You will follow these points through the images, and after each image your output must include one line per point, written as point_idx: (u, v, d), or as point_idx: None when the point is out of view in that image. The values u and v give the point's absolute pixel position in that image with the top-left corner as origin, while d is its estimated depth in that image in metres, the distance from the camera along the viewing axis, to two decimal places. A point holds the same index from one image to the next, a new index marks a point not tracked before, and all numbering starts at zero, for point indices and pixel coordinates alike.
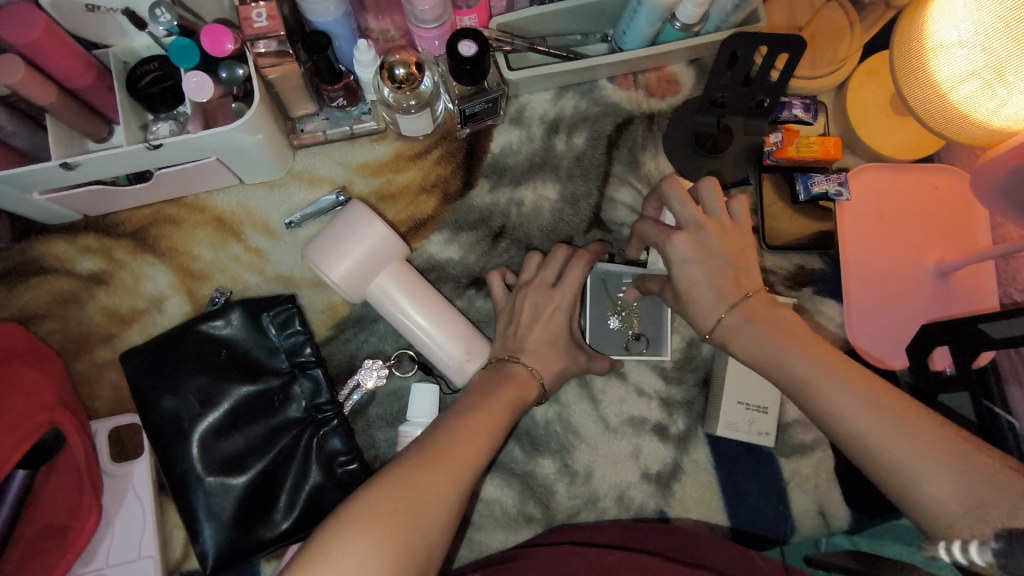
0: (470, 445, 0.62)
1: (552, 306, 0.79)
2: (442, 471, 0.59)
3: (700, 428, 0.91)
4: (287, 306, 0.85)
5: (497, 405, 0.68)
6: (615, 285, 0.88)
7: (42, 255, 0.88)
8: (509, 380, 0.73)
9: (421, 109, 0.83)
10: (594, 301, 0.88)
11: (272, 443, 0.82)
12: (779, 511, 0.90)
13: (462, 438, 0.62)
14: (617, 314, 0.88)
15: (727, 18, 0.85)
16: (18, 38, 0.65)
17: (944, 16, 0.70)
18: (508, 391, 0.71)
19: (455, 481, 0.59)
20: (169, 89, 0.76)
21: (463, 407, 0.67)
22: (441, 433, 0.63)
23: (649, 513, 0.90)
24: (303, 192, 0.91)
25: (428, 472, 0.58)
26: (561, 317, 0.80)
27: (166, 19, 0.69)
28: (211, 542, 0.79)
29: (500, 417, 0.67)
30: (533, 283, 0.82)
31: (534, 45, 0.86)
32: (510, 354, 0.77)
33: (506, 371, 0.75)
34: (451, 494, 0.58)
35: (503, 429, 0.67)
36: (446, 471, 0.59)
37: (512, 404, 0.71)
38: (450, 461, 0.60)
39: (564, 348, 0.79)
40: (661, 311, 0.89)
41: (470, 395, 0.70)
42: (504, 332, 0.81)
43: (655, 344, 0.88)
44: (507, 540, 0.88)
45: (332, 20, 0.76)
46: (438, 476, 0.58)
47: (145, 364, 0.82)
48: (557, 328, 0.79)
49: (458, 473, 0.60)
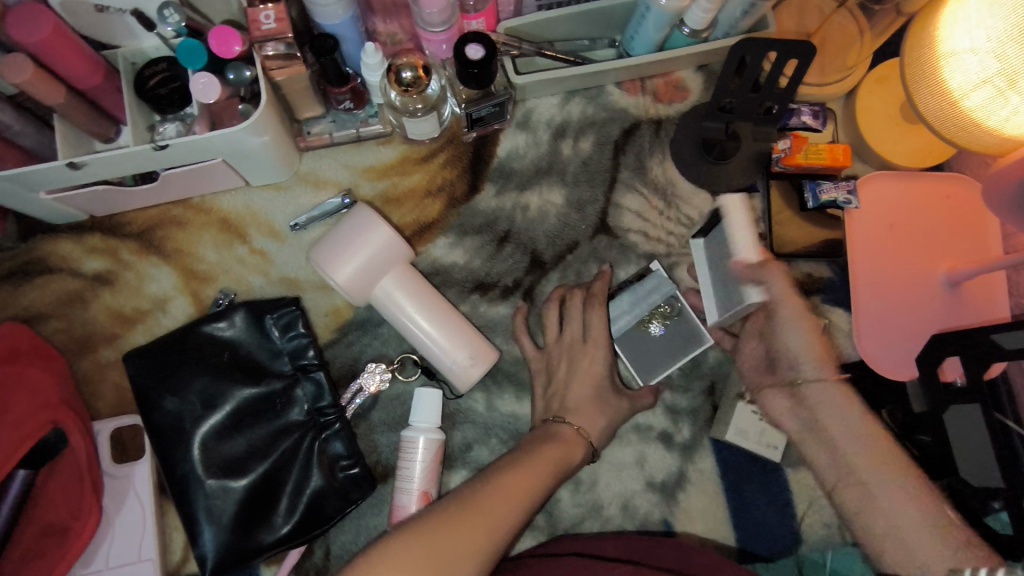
0: (529, 478, 0.68)
1: (585, 360, 0.82)
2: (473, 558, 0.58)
3: (705, 437, 0.90)
4: (291, 309, 0.84)
5: (559, 448, 0.74)
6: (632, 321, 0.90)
7: (47, 255, 0.88)
8: (557, 439, 0.75)
9: (427, 113, 0.83)
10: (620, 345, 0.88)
11: (274, 446, 0.82)
12: (787, 523, 0.89)
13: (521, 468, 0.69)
14: (644, 333, 0.88)
15: (735, 24, 0.85)
16: (28, 38, 0.66)
17: (956, 24, 0.70)
18: (554, 448, 0.74)
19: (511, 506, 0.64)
20: (176, 90, 0.76)
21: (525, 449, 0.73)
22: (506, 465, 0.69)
23: (653, 523, 0.89)
24: (309, 195, 0.91)
25: (473, 518, 0.61)
26: (592, 361, 0.82)
27: (174, 19, 0.70)
28: (211, 545, 0.78)
29: (556, 461, 0.73)
30: (563, 341, 0.84)
31: (542, 49, 0.86)
32: (555, 415, 0.79)
33: (553, 432, 0.77)
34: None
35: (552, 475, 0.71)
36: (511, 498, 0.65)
37: (557, 449, 0.74)
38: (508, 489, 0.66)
39: (604, 391, 0.81)
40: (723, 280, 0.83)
41: (532, 438, 0.76)
42: (544, 394, 0.83)
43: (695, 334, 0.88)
44: (510, 548, 0.87)
45: (340, 23, 0.76)
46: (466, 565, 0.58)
47: (148, 364, 0.81)
48: (595, 382, 0.81)
49: (496, 524, 0.62)
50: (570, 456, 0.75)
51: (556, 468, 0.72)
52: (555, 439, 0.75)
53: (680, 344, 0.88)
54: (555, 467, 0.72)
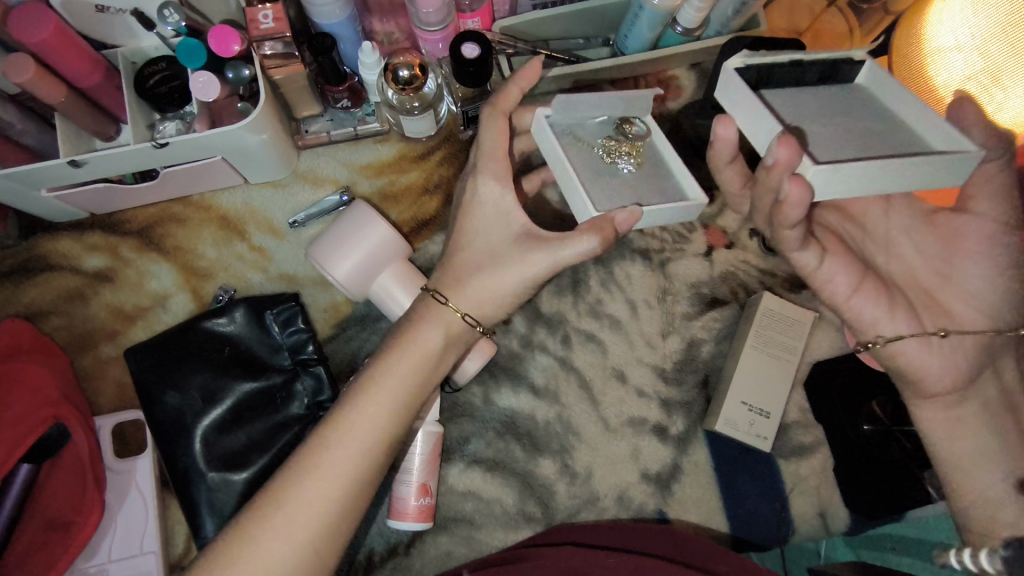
0: (385, 380, 0.67)
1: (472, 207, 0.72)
2: (302, 510, 0.61)
3: (699, 429, 0.91)
4: (291, 304, 0.86)
5: (426, 331, 0.70)
6: (588, 136, 0.73)
7: (48, 252, 0.88)
8: (417, 321, 0.71)
9: (424, 110, 0.84)
10: (560, 152, 0.70)
11: (274, 439, 0.83)
12: (779, 513, 0.91)
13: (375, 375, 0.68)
14: (608, 169, 0.72)
15: (727, 22, 0.87)
16: (29, 38, 0.67)
17: (941, 21, 0.72)
18: (412, 332, 0.70)
19: (364, 425, 0.65)
20: (176, 89, 0.77)
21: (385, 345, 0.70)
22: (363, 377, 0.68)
23: (648, 514, 0.90)
24: (307, 192, 0.92)
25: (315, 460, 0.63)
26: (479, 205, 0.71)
27: (175, 18, 0.71)
28: (212, 538, 0.79)
29: (427, 341, 0.70)
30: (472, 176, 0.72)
31: (537, 48, 0.88)
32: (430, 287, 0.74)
33: (415, 312, 0.72)
34: (309, 541, 0.61)
35: (422, 361, 0.69)
36: (365, 420, 0.65)
37: (419, 334, 0.70)
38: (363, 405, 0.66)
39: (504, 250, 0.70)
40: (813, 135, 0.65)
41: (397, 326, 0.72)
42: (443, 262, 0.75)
43: (674, 189, 0.72)
44: (507, 539, 0.88)
45: (338, 22, 0.78)
46: (300, 518, 0.61)
47: (149, 360, 0.82)
48: (487, 228, 0.71)
49: (349, 451, 0.64)
50: (444, 328, 0.71)
51: (426, 353, 0.70)
52: (424, 319, 0.71)
53: (653, 189, 0.71)
54: (416, 351, 0.69)
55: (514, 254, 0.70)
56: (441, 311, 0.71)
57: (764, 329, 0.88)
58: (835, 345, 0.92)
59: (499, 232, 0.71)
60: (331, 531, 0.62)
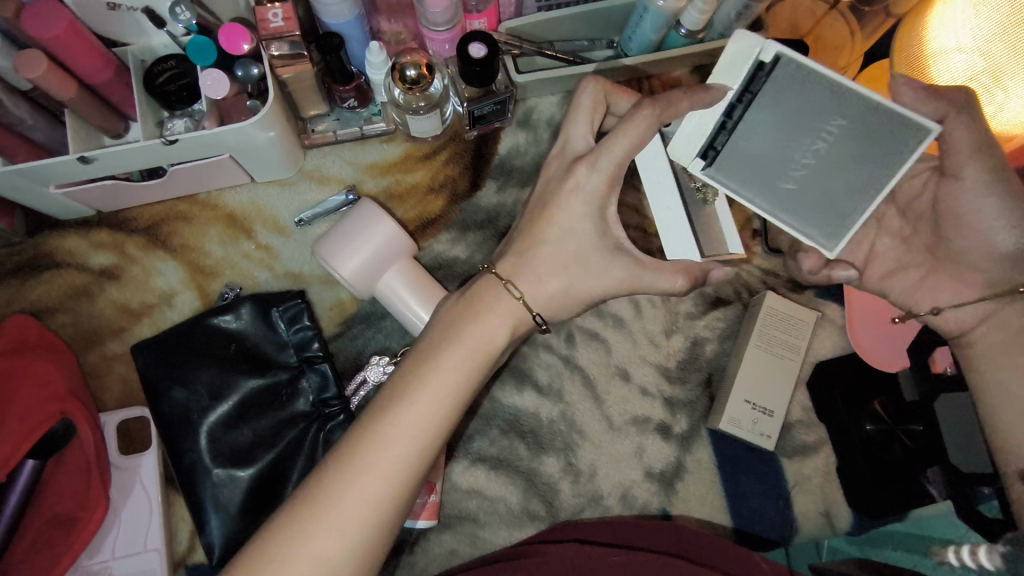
0: (448, 376, 0.64)
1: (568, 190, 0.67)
2: (354, 510, 0.58)
3: (702, 428, 0.92)
4: (297, 302, 0.86)
5: (490, 327, 0.67)
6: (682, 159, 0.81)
7: (55, 250, 0.89)
8: (484, 312, 0.67)
9: (429, 110, 0.85)
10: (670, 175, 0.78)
11: (280, 435, 0.83)
12: (783, 512, 0.92)
13: (440, 369, 0.64)
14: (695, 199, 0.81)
15: (730, 25, 0.87)
16: (43, 33, 0.67)
17: (943, 24, 0.73)
18: (478, 326, 0.67)
19: (425, 422, 0.62)
20: (185, 86, 0.78)
21: (448, 333, 0.66)
22: (426, 368, 0.64)
23: (652, 512, 0.90)
24: (313, 191, 0.92)
25: (375, 460, 0.60)
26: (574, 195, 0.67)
27: (186, 16, 0.71)
28: (218, 533, 0.80)
29: (493, 339, 0.67)
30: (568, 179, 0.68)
31: (543, 49, 0.88)
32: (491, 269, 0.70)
33: (478, 300, 0.68)
34: (356, 542, 0.58)
35: (486, 359, 0.66)
36: (427, 418, 0.62)
37: (483, 329, 0.67)
38: (425, 401, 0.62)
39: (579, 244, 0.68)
40: (792, 190, 0.69)
41: (453, 312, 0.68)
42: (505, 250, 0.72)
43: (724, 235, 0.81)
44: (511, 537, 0.88)
45: (346, 21, 0.78)
46: (347, 522, 0.58)
47: (156, 355, 0.83)
48: (573, 220, 0.68)
49: (406, 450, 0.61)
50: (511, 328, 0.68)
51: (488, 350, 0.66)
52: (490, 312, 0.67)
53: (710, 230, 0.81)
54: (479, 346, 0.66)
55: (606, 266, 0.69)
56: (509, 304, 0.68)
57: (766, 328, 0.88)
58: (838, 345, 0.93)
59: (597, 237, 0.68)
60: (385, 534, 0.60)
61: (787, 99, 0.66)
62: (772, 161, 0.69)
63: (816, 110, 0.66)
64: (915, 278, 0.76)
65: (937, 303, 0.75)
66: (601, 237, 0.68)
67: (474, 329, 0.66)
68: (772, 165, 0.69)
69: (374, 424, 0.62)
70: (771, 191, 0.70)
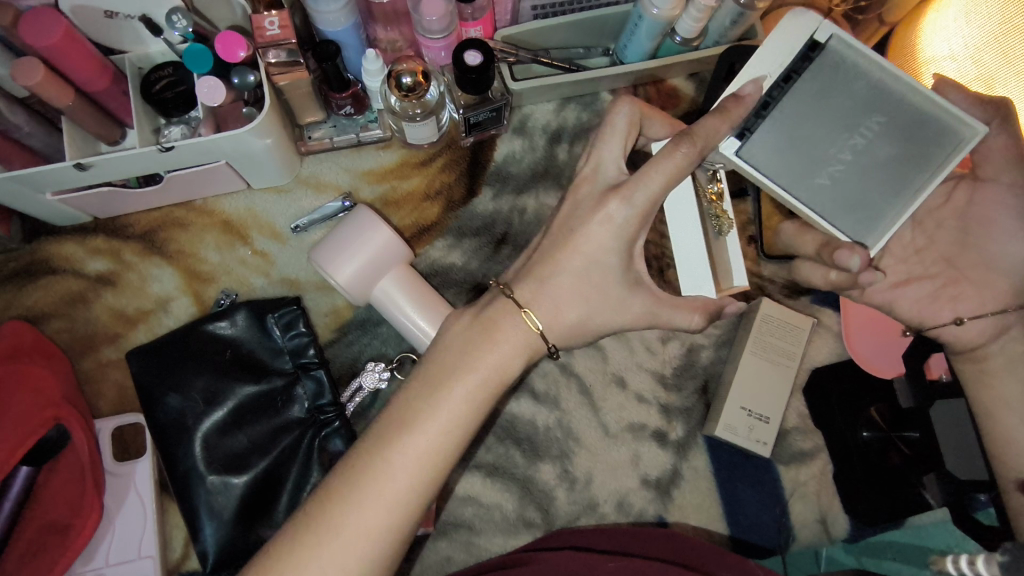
0: (462, 404, 0.62)
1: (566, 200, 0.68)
2: (357, 540, 0.57)
3: (699, 435, 0.92)
4: (292, 308, 0.86)
5: (508, 354, 0.64)
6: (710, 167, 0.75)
7: (52, 256, 0.89)
8: (502, 339, 0.64)
9: (426, 118, 0.85)
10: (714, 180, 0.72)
11: (274, 442, 0.83)
12: (779, 520, 0.92)
13: (456, 396, 0.62)
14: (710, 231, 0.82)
15: (725, 33, 0.88)
16: (40, 41, 0.68)
17: (936, 33, 0.75)
18: (493, 353, 0.64)
19: (435, 450, 0.60)
20: (181, 94, 0.79)
21: (464, 359, 0.63)
22: (439, 395, 0.62)
23: (648, 519, 0.90)
24: (309, 199, 0.92)
25: (382, 488, 0.58)
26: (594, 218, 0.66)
27: (182, 24, 0.72)
28: (211, 541, 0.80)
29: (511, 365, 0.64)
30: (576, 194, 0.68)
31: (538, 57, 0.89)
32: (507, 289, 0.67)
33: (495, 322, 0.65)
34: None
35: (500, 387, 0.64)
36: (437, 447, 0.60)
37: (498, 357, 0.64)
38: (435, 427, 0.60)
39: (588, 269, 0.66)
40: (827, 184, 0.69)
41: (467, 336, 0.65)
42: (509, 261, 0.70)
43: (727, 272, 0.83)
44: (506, 544, 0.88)
45: (342, 30, 0.79)
46: (347, 551, 0.56)
47: (150, 362, 0.83)
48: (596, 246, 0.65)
49: (414, 478, 0.59)
50: (526, 355, 0.65)
51: (504, 380, 0.64)
52: (506, 338, 0.65)
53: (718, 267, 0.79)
54: (494, 375, 0.63)
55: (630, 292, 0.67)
56: (528, 331, 0.65)
57: (763, 335, 0.88)
58: (834, 352, 0.92)
59: (627, 267, 0.66)
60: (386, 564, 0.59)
61: (830, 92, 0.68)
62: (808, 153, 0.69)
63: (858, 105, 0.68)
64: (933, 289, 0.75)
65: (958, 315, 0.74)
66: (625, 265, 0.67)
67: (490, 357, 0.63)
68: (807, 158, 0.69)
69: (381, 450, 0.59)
70: (806, 185, 0.69)
